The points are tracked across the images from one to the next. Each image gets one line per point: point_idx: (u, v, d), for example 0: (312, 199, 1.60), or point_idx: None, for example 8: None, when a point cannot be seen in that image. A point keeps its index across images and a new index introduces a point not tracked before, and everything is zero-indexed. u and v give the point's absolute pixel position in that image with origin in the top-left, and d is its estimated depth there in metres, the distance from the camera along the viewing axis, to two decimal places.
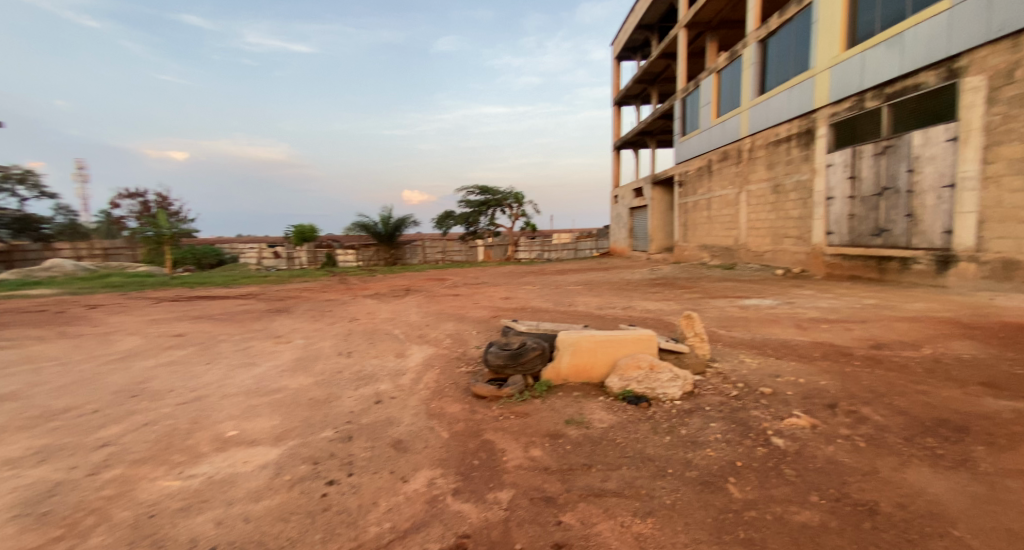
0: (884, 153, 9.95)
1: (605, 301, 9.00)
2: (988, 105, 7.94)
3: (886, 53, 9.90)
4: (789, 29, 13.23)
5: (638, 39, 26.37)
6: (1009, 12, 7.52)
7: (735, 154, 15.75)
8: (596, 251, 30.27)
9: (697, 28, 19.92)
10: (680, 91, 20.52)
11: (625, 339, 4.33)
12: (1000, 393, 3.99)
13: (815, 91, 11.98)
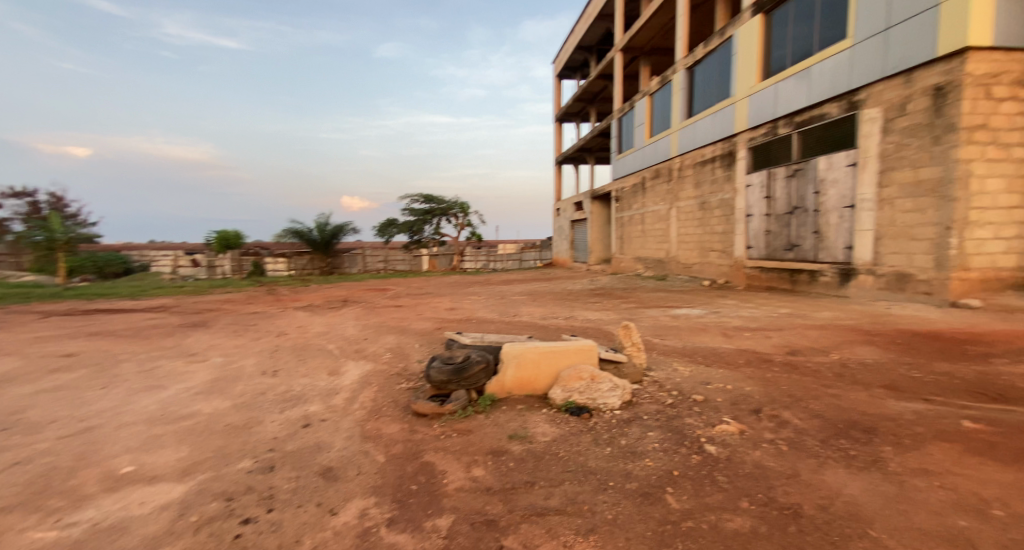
0: (795, 175, 10.86)
1: (547, 311, 9.06)
2: (881, 135, 8.89)
3: (796, 85, 10.84)
4: (713, 58, 14.18)
5: (577, 59, 27.31)
6: (898, 55, 8.47)
7: (667, 172, 16.60)
8: (540, 262, 30.60)
9: (632, 51, 20.90)
10: (617, 111, 21.38)
11: (567, 350, 4.32)
12: (899, 395, 4.38)
13: (735, 116, 12.89)
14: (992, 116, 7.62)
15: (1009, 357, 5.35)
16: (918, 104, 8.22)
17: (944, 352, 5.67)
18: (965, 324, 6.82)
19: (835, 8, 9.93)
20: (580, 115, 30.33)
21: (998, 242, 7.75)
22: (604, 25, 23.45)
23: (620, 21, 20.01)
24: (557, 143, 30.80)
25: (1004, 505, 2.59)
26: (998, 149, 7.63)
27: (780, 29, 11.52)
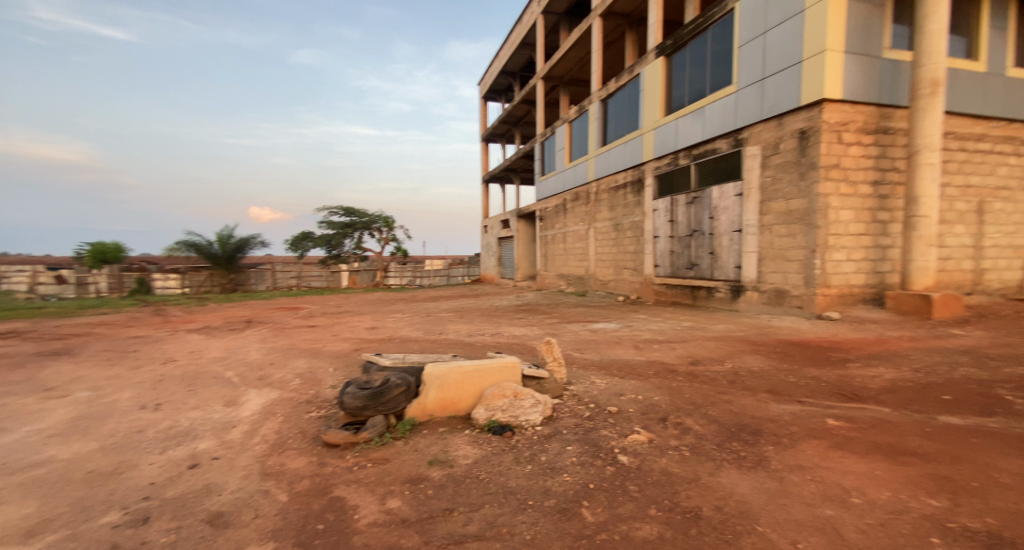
0: (694, 202, 11.91)
1: (471, 328, 9.02)
2: (761, 169, 10.06)
3: (693, 121, 11.96)
4: (624, 92, 15.23)
5: (502, 83, 28.00)
6: (774, 100, 9.69)
7: (585, 196, 17.43)
8: (469, 278, 30.26)
9: (553, 80, 21.84)
10: (539, 135, 22.12)
11: (491, 369, 4.31)
12: (780, 398, 4.91)
13: (644, 146, 13.89)
14: (844, 157, 8.95)
15: (863, 361, 6.23)
16: (789, 143, 9.44)
17: (814, 359, 6.47)
18: (830, 334, 7.84)
19: (724, 56, 11.15)
20: (505, 136, 30.94)
21: (852, 263, 9.06)
22: (527, 53, 24.30)
23: (541, 50, 20.85)
24: (484, 163, 31.11)
25: (861, 493, 2.98)
26: (848, 185, 8.98)
27: (680, 70, 12.67)
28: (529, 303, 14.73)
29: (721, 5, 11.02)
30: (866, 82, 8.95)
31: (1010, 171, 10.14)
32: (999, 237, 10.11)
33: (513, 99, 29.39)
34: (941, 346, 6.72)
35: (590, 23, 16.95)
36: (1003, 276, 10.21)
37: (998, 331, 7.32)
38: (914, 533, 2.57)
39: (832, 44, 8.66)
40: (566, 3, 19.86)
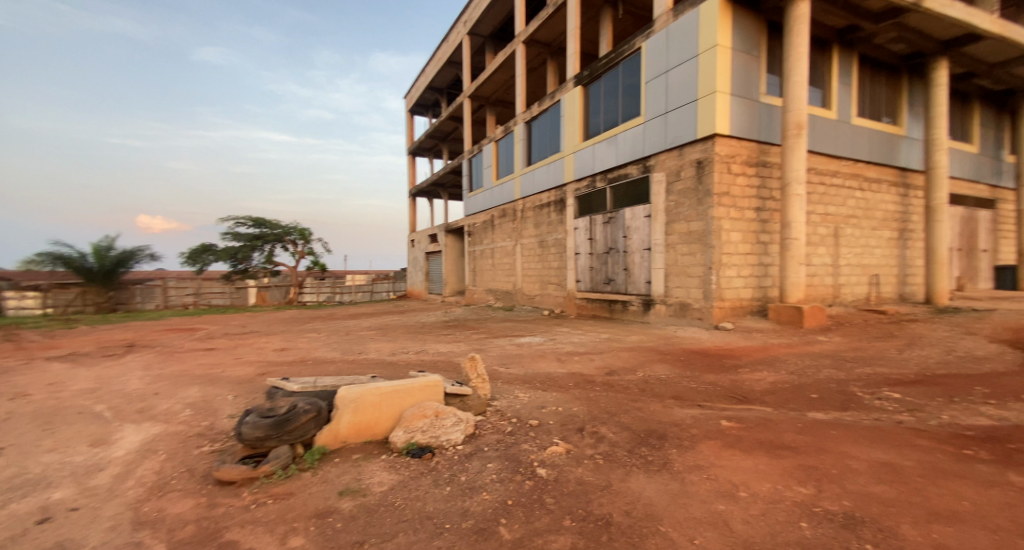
0: (610, 222, 12.62)
1: (393, 345, 8.75)
2: (666, 193, 10.93)
3: (607, 146, 12.73)
4: (546, 116, 15.84)
5: (429, 98, 27.70)
6: (677, 130, 10.61)
7: (512, 213, 17.75)
8: (394, 294, 29.28)
9: (479, 100, 22.15)
10: (466, 152, 22.22)
11: (412, 389, 4.19)
12: (683, 403, 5.32)
13: (564, 168, 14.50)
14: (733, 185, 10.02)
15: (750, 366, 6.96)
16: (688, 171, 10.37)
17: (712, 365, 7.10)
18: (724, 342, 8.66)
19: (634, 89, 12.04)
20: (432, 152, 30.63)
21: (741, 278, 10.12)
22: (454, 72, 24.44)
23: (466, 70, 21.10)
24: (412, 177, 30.53)
25: (746, 487, 3.31)
26: (736, 210, 10.06)
27: (595, 99, 13.46)
28: (456, 318, 14.54)
29: (630, 43, 11.93)
30: (748, 120, 10.16)
31: (858, 201, 11.98)
32: (852, 256, 11.85)
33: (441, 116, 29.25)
34: (812, 351, 7.69)
35: (514, 48, 17.52)
36: (855, 289, 11.97)
37: (853, 337, 8.55)
38: (787, 519, 2.91)
39: (720, 86, 9.75)
40: (490, 27, 20.37)
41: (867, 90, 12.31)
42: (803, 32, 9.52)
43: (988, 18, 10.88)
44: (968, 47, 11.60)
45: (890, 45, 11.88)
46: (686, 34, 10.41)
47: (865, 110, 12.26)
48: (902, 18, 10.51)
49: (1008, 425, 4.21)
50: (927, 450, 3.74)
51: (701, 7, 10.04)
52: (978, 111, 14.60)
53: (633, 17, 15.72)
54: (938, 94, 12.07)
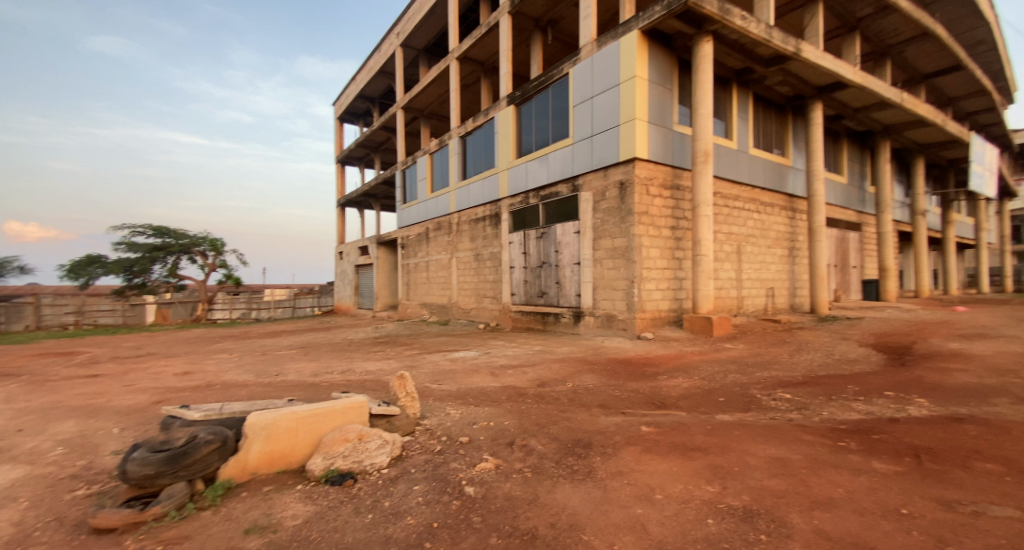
0: (542, 237, 12.91)
1: (316, 365, 8.27)
2: (593, 211, 11.42)
3: (539, 165, 13.11)
4: (481, 132, 15.99)
5: (360, 107, 26.87)
6: (602, 153, 11.17)
7: (447, 226, 17.56)
8: (318, 309, 27.81)
9: (412, 112, 21.88)
10: (400, 163, 21.79)
11: (332, 412, 3.98)
12: (608, 411, 5.56)
13: (499, 184, 14.66)
14: (651, 206, 10.73)
15: (668, 373, 7.42)
16: (612, 191, 10.95)
17: (635, 374, 7.46)
18: (645, 351, 9.15)
19: (562, 112, 12.55)
20: (363, 161, 29.63)
21: (660, 290, 10.79)
22: (386, 82, 23.95)
23: (399, 81, 20.83)
24: (341, 186, 29.30)
25: (661, 489, 3.53)
26: (654, 228, 10.75)
27: (527, 119, 13.83)
28: (388, 334, 13.96)
29: (559, 68, 12.45)
30: (663, 146, 10.98)
31: (755, 222, 13.28)
32: (752, 271, 13.09)
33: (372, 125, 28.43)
34: (720, 357, 8.35)
35: (448, 64, 17.63)
36: (755, 300, 13.21)
37: (754, 343, 9.41)
38: (696, 517, 3.13)
39: (639, 114, 10.48)
40: (423, 40, 20.33)
41: (759, 126, 13.79)
42: (708, 70, 10.49)
43: (852, 70, 12.66)
44: (838, 93, 13.40)
45: (777, 88, 13.44)
46: (609, 64, 11.09)
47: (759, 143, 13.71)
48: (786, 64, 11.91)
49: (874, 417, 4.86)
50: (810, 443, 4.21)
51: (621, 40, 10.78)
52: (846, 148, 16.88)
53: (560, 43, 16.46)
54: (812, 132, 13.57)
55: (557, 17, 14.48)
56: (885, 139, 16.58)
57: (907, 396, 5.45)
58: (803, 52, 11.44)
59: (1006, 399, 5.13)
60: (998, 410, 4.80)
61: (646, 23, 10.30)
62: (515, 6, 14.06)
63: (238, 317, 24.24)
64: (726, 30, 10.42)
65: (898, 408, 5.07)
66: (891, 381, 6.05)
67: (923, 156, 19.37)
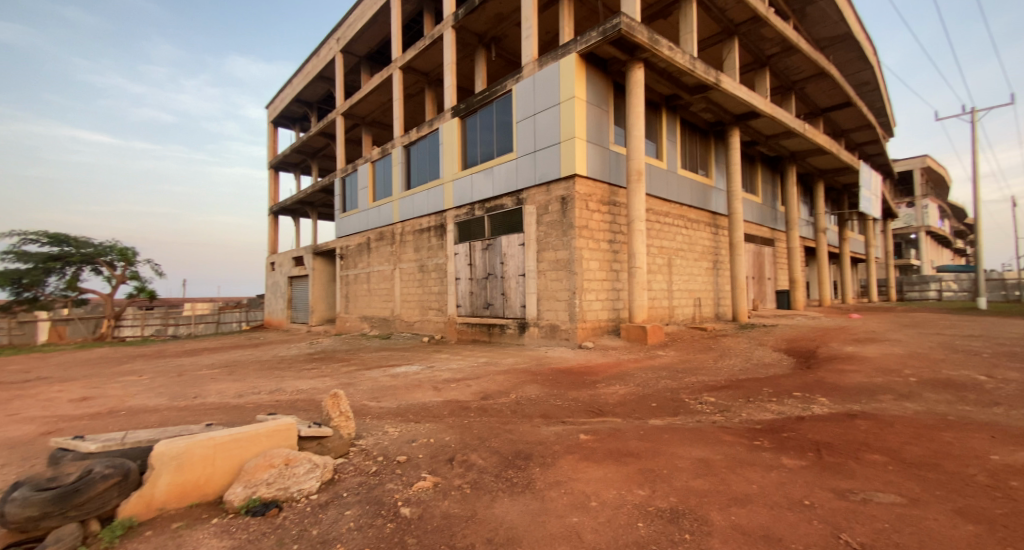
0: (487, 249, 12.88)
1: (241, 386, 7.71)
2: (537, 224, 11.61)
3: (483, 178, 13.18)
4: (424, 143, 15.85)
5: (296, 111, 25.77)
6: (544, 168, 11.43)
7: (390, 237, 17.11)
8: (246, 324, 26.10)
9: (354, 120, 21.27)
10: (339, 170, 21.07)
11: (256, 436, 3.73)
12: (549, 421, 5.64)
13: (443, 196, 14.55)
14: (590, 220, 11.11)
15: (606, 381, 7.65)
16: (554, 206, 11.22)
17: (575, 383, 7.62)
18: (585, 360, 9.38)
19: (506, 126, 12.75)
20: (299, 167, 28.31)
21: (599, 301, 11.15)
22: (325, 87, 23.14)
23: (339, 88, 20.20)
24: (274, 193, 27.81)
25: (596, 496, 3.63)
26: (593, 242, 11.12)
27: (472, 132, 13.89)
28: (324, 350, 13.27)
29: (503, 84, 12.66)
30: (601, 164, 11.45)
31: (684, 236, 14.11)
32: (681, 282, 13.87)
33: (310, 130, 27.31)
34: (653, 364, 8.73)
35: (391, 73, 17.26)
36: (685, 309, 13.98)
37: (685, 350, 9.95)
38: (627, 521, 3.24)
39: (578, 132, 10.87)
40: (365, 47, 19.89)
41: (685, 148, 14.74)
42: (640, 95, 11.10)
43: (763, 102, 13.91)
44: (752, 121, 14.66)
45: (700, 114, 14.47)
46: (550, 83, 11.44)
47: (685, 164, 14.64)
48: (708, 93, 12.86)
49: (784, 417, 5.30)
50: (730, 443, 4.51)
51: (561, 62, 11.17)
52: (760, 171, 18.42)
53: (503, 59, 16.78)
54: (732, 156, 14.70)
55: (500, 34, 14.78)
56: (792, 164, 18.31)
57: (812, 395, 5.99)
58: (723, 83, 12.43)
59: (892, 395, 5.79)
60: (885, 406, 5.41)
61: (583, 47, 10.76)
62: (459, 21, 14.08)
63: (151, 334, 22.14)
64: (655, 59, 11.11)
65: (804, 407, 5.56)
66: (800, 383, 6.63)
67: (823, 180, 21.56)
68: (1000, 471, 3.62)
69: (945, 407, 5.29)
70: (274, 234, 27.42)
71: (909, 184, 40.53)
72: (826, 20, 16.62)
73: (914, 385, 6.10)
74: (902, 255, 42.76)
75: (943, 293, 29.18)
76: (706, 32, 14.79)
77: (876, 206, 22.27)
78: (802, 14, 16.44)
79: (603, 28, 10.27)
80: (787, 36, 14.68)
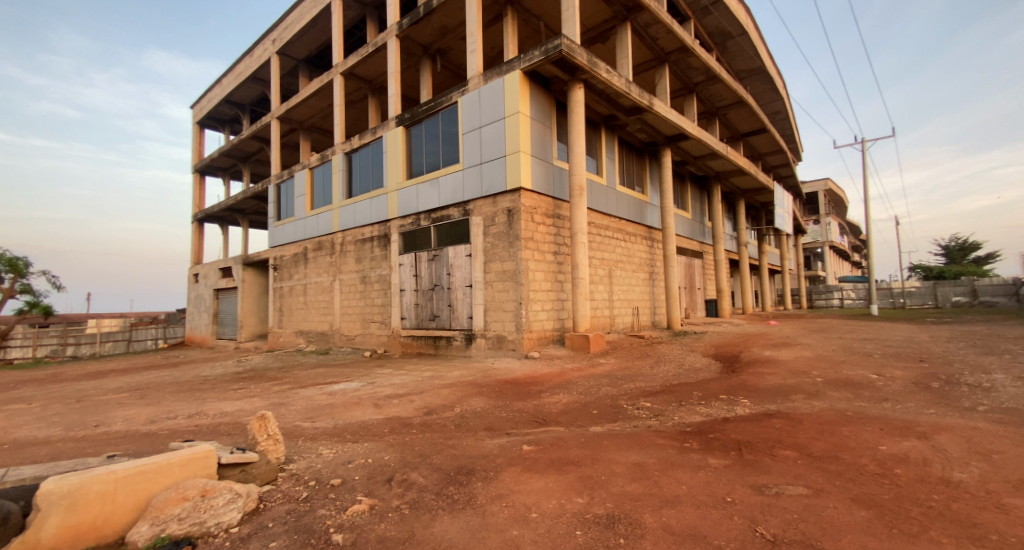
0: (434, 260, 12.73)
1: (154, 411, 7.09)
2: (484, 235, 11.65)
3: (428, 188, 13.07)
4: (367, 151, 15.50)
5: (224, 112, 24.39)
6: (491, 180, 11.53)
7: (330, 246, 16.50)
8: (162, 342, 23.92)
9: (290, 124, 20.45)
10: (274, 176, 20.11)
11: (167, 466, 3.34)
12: (494, 433, 5.64)
13: (387, 205, 14.27)
14: (536, 232, 11.32)
15: (549, 391, 7.76)
16: (501, 218, 11.33)
17: (520, 394, 7.67)
18: (531, 370, 9.45)
19: (452, 137, 12.75)
20: (227, 172, 26.74)
21: (544, 311, 11.34)
22: (258, 89, 22.12)
23: (274, 91, 19.36)
24: (199, 198, 26.05)
25: (537, 507, 3.65)
26: (538, 253, 11.31)
27: (417, 142, 13.77)
28: (255, 368, 12.47)
29: (448, 96, 12.70)
30: (545, 178, 11.74)
31: (623, 248, 14.69)
32: (621, 292, 14.40)
33: (240, 133, 25.93)
34: (595, 373, 8.96)
35: (331, 78, 16.77)
36: (624, 318, 14.51)
37: (624, 358, 10.32)
38: (566, 531, 3.29)
39: (523, 147, 11.09)
40: (303, 50, 19.25)
41: (623, 166, 15.41)
42: (581, 113, 11.49)
43: (692, 125, 14.85)
44: (682, 143, 15.59)
45: (636, 134, 15.19)
46: (495, 97, 11.61)
47: (623, 180, 15.28)
48: (643, 115, 13.54)
49: (711, 418, 5.63)
50: (663, 446, 4.73)
51: (505, 78, 11.38)
52: (690, 188, 19.60)
53: (448, 71, 16.84)
54: (665, 173, 15.52)
55: (445, 46, 14.84)
56: (717, 184, 19.65)
57: (736, 397, 6.41)
58: (655, 106, 13.14)
59: (802, 395, 6.32)
60: (797, 404, 5.90)
61: (526, 64, 11.02)
62: (403, 30, 14.00)
63: (45, 356, 19.71)
64: (594, 80, 11.57)
65: (728, 409, 5.94)
66: (725, 386, 7.08)
67: (744, 198, 23.30)
68: (886, 459, 4.06)
69: (845, 404, 5.85)
70: (198, 243, 25.62)
71: (815, 203, 44.70)
72: (744, 54, 18.12)
73: (820, 385, 6.70)
74: (810, 267, 46.95)
75: (844, 301, 32.51)
76: (639, 58, 15.64)
77: (789, 223, 24.39)
78: (723, 47, 17.83)
79: (545, 47, 10.59)
80: (711, 67, 15.82)
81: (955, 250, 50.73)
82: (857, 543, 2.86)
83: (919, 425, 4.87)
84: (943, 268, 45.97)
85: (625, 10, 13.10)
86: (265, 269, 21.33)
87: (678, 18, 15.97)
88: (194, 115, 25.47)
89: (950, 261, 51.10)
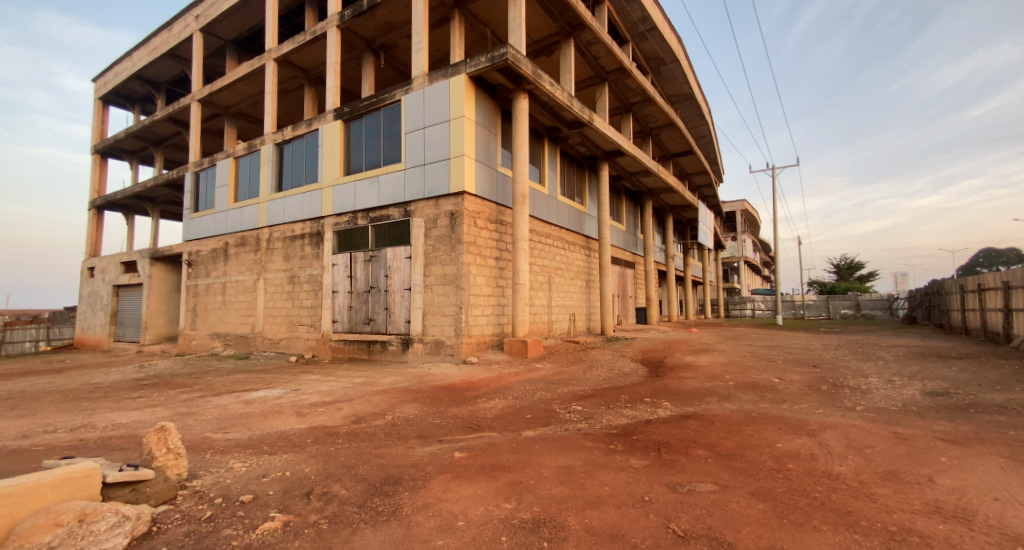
0: (371, 260, 12.30)
1: (29, 424, 6.25)
2: (425, 237, 11.44)
3: (367, 187, 12.65)
4: (302, 143, 14.75)
5: (135, 88, 22.29)
6: (434, 181, 11.37)
7: (254, 242, 15.50)
8: (44, 343, 21.23)
9: (215, 108, 19.05)
10: (194, 164, 18.60)
11: (37, 488, 2.94)
12: (425, 441, 5.52)
13: (322, 201, 13.65)
14: (478, 236, 11.29)
15: (485, 396, 7.71)
16: (443, 220, 11.18)
17: (455, 400, 7.55)
18: (468, 376, 9.33)
19: (394, 135, 12.45)
20: (135, 155, 24.42)
21: (484, 315, 11.29)
22: (178, 67, 20.47)
23: (196, 71, 17.91)
24: (99, 182, 23.58)
25: (463, 515, 3.54)
26: (479, 258, 11.26)
27: (356, 137, 13.27)
28: (160, 375, 11.35)
29: (391, 93, 12.40)
30: (488, 184, 11.75)
31: (561, 256, 14.95)
32: (558, 298, 14.63)
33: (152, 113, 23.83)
34: (531, 377, 9.02)
35: (262, 63, 15.76)
36: (561, 324, 14.81)
37: (559, 362, 10.49)
38: (490, 537, 3.21)
39: (467, 150, 11.06)
40: (233, 31, 18.04)
41: (563, 176, 15.73)
42: (525, 122, 11.63)
43: (628, 142, 15.54)
44: (619, 159, 16.24)
45: (577, 147, 15.65)
46: (439, 99, 11.49)
47: (564, 191, 15.65)
48: (584, 129, 13.93)
49: (636, 421, 5.85)
50: (589, 449, 4.83)
51: (450, 80, 11.29)
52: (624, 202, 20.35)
53: (390, 68, 16.48)
54: (603, 184, 16.04)
55: (390, 42, 14.51)
56: (649, 199, 20.71)
57: (660, 400, 6.70)
58: (595, 122, 13.59)
59: (715, 397, 6.75)
60: (710, 406, 6.30)
61: (472, 69, 11.02)
62: (345, 22, 13.47)
63: None
64: (538, 92, 11.79)
65: (652, 411, 6.21)
66: (649, 389, 7.41)
67: (673, 213, 24.58)
68: (781, 455, 4.41)
69: (752, 405, 6.31)
70: (96, 234, 23.15)
71: (733, 221, 48.14)
72: (676, 79, 19.21)
73: (732, 388, 7.18)
74: (729, 279, 50.46)
75: (756, 311, 35.23)
76: (581, 74, 16.10)
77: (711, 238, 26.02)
78: (657, 71, 18.81)
79: (492, 55, 10.64)
80: (646, 89, 16.62)
81: (845, 269, 56.77)
82: (753, 533, 3.06)
83: (809, 424, 5.32)
84: (835, 283, 51.30)
85: (570, 26, 13.42)
86: (175, 266, 19.73)
87: (617, 38, 16.63)
88: (98, 89, 23.09)
89: (840, 278, 57.11)
